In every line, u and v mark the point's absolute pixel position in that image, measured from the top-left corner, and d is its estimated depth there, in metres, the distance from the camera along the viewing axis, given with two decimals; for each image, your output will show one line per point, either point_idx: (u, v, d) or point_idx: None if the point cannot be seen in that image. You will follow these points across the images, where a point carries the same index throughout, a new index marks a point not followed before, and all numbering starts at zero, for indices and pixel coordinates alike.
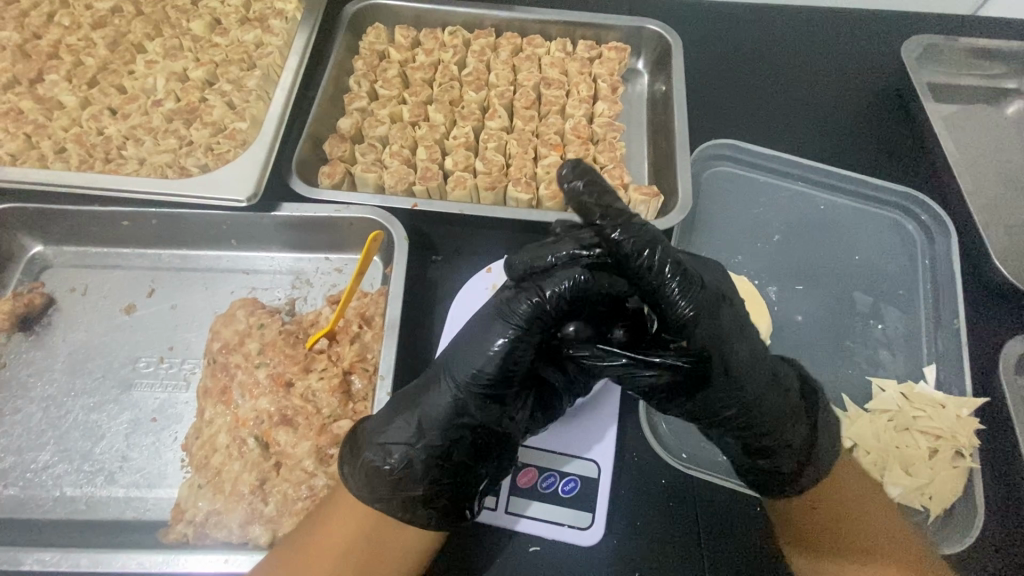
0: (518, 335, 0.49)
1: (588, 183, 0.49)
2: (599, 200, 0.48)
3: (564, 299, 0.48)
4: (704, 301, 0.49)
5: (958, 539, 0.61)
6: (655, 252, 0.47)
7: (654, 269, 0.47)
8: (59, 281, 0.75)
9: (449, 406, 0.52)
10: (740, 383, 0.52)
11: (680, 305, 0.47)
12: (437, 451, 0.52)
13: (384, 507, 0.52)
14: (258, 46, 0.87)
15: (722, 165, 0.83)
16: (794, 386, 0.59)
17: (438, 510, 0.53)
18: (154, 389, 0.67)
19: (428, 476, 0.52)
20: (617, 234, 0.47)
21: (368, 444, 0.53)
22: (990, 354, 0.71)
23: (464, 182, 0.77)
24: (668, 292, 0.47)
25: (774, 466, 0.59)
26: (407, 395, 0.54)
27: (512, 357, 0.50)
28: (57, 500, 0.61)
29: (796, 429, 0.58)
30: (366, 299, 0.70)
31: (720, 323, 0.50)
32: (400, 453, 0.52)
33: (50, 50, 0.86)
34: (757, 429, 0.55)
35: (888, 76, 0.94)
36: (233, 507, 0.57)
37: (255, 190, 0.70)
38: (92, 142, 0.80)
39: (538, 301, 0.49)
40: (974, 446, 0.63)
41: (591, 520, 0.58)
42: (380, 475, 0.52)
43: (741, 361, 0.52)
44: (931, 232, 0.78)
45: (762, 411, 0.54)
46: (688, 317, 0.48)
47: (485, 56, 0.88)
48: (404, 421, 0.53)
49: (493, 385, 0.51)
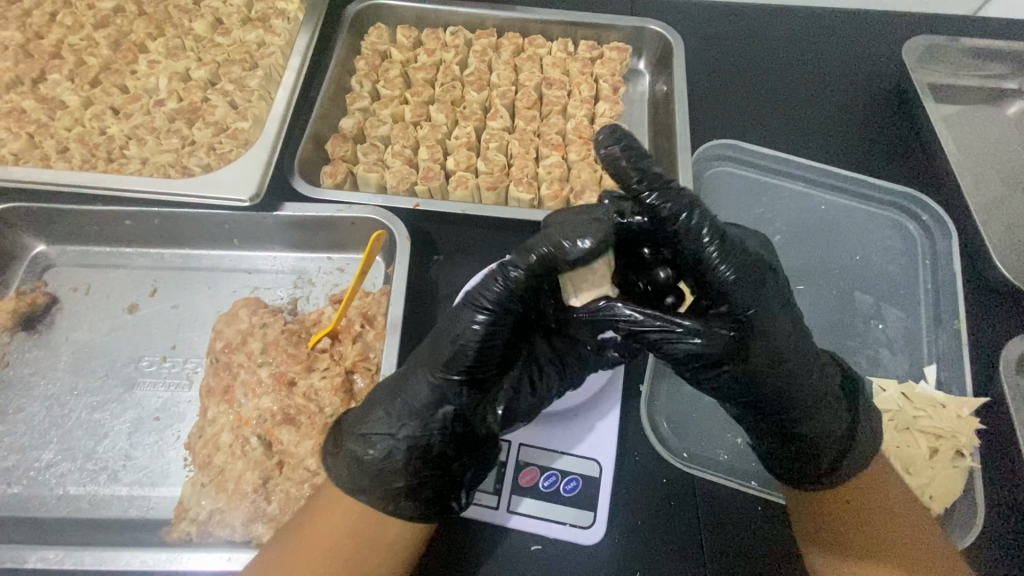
0: (490, 318, 0.49)
1: (625, 148, 0.50)
2: (636, 164, 0.49)
3: (531, 278, 0.48)
4: (742, 264, 0.48)
5: (959, 538, 0.61)
6: (694, 217, 0.48)
7: (694, 232, 0.47)
8: (62, 280, 0.75)
9: (426, 394, 0.52)
10: (777, 354, 0.51)
11: (722, 270, 0.48)
12: (416, 442, 0.52)
13: (367, 499, 0.52)
14: (261, 46, 0.87)
15: (724, 164, 0.83)
16: (830, 369, 0.57)
17: (421, 502, 0.52)
18: (157, 388, 0.67)
19: (409, 465, 0.52)
20: (653, 197, 0.48)
21: (351, 436, 0.54)
22: (990, 354, 0.72)
23: (466, 182, 0.78)
24: (709, 257, 0.47)
25: (815, 448, 0.55)
26: (388, 386, 0.55)
27: (485, 342, 0.50)
28: (60, 498, 0.61)
29: (829, 412, 0.55)
30: (369, 298, 0.70)
31: (761, 291, 0.49)
32: (382, 443, 0.52)
33: (53, 50, 0.87)
34: (791, 408, 0.54)
35: (890, 76, 0.94)
36: (236, 506, 0.57)
37: (258, 189, 0.71)
38: (95, 141, 0.80)
39: (506, 283, 0.49)
40: (974, 445, 0.64)
41: (592, 519, 0.59)
42: (362, 465, 0.52)
43: (778, 333, 0.51)
44: (931, 232, 0.78)
45: (801, 384, 0.53)
46: (729, 281, 0.48)
47: (487, 56, 0.88)
48: (385, 412, 0.53)
49: (469, 370, 0.51)
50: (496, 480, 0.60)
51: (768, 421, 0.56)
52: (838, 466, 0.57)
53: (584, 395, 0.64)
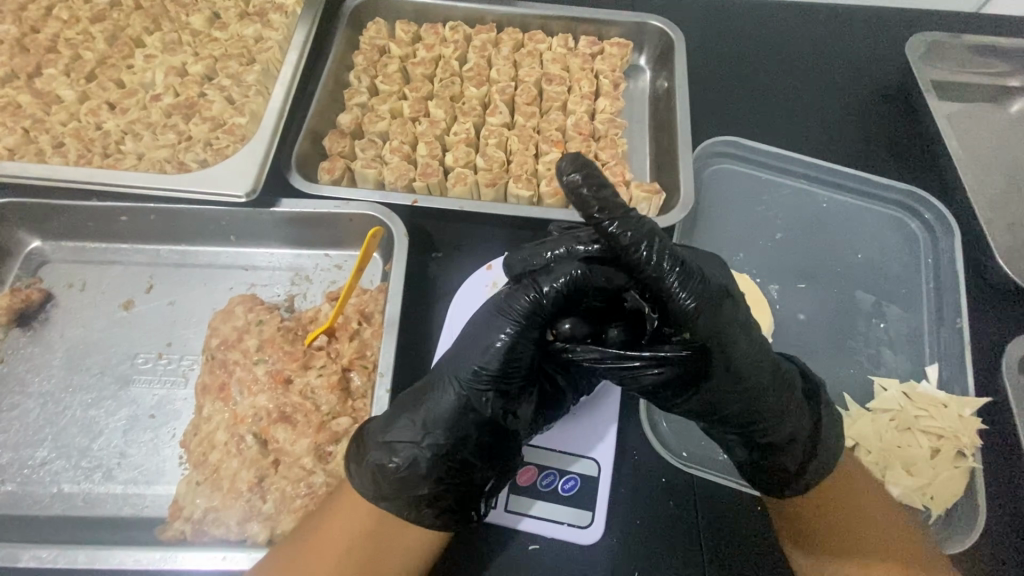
0: (519, 330, 0.49)
1: (588, 178, 0.46)
2: (598, 194, 0.46)
3: (561, 294, 0.49)
4: (703, 292, 0.46)
5: (961, 539, 0.60)
6: (653, 246, 0.45)
7: (651, 261, 0.45)
8: (57, 277, 0.74)
9: (453, 404, 0.51)
10: (739, 376, 0.50)
11: (683, 299, 0.45)
12: (443, 451, 0.51)
13: (389, 506, 0.52)
14: (258, 40, 0.86)
15: (725, 161, 0.83)
16: (796, 381, 0.55)
17: (443, 510, 0.52)
18: (152, 385, 0.66)
19: (432, 474, 0.51)
20: (613, 226, 0.46)
21: (373, 444, 0.52)
22: (993, 353, 0.71)
23: (465, 178, 0.77)
24: (670, 286, 0.45)
25: (779, 462, 0.55)
26: (410, 396, 0.53)
27: (513, 352, 0.50)
28: (54, 496, 0.60)
29: (798, 424, 0.54)
30: (366, 295, 0.70)
31: (723, 317, 0.47)
32: (406, 452, 0.51)
33: (48, 44, 0.86)
34: (757, 424, 0.53)
35: (893, 74, 0.93)
36: (231, 505, 0.57)
37: (254, 186, 0.70)
38: (90, 137, 0.79)
39: (536, 297, 0.49)
40: (977, 445, 0.63)
41: (591, 519, 0.58)
42: (385, 473, 0.51)
43: (743, 353, 0.49)
44: (934, 230, 0.78)
45: (766, 406, 0.52)
46: (690, 310, 0.45)
47: (486, 51, 0.88)
48: (409, 419, 0.52)
49: (496, 381, 0.51)
50: None
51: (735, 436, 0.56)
52: (803, 471, 0.55)
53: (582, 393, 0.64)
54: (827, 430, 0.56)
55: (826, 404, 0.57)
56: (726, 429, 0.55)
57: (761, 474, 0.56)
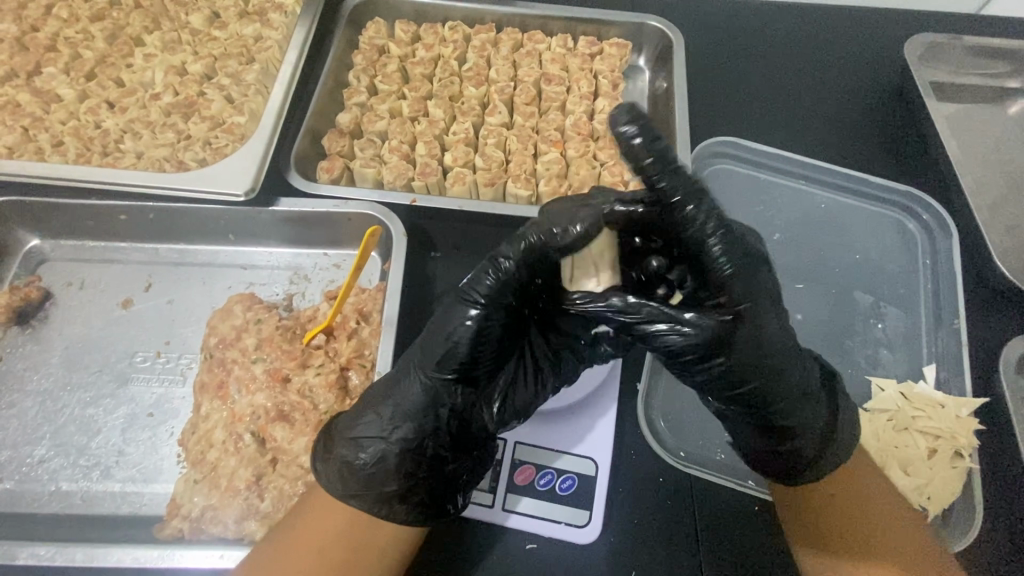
0: (483, 312, 0.50)
1: (643, 129, 0.44)
2: (656, 148, 0.45)
3: (529, 259, 0.50)
4: (741, 256, 0.48)
5: (957, 540, 0.61)
6: (701, 206, 0.46)
7: (698, 220, 0.47)
8: (56, 275, 0.74)
9: (419, 395, 0.52)
10: (771, 351, 0.49)
11: (723, 263, 0.47)
12: (410, 445, 0.52)
13: (360, 504, 0.51)
14: (257, 40, 0.87)
15: (724, 162, 0.83)
16: (814, 370, 0.56)
17: (415, 506, 0.52)
18: (150, 383, 0.66)
19: (403, 469, 0.52)
20: (664, 180, 0.46)
21: (342, 441, 0.53)
22: (991, 354, 0.71)
23: (464, 177, 0.77)
24: (711, 249, 0.47)
25: (793, 448, 0.55)
26: (377, 391, 0.54)
27: (479, 335, 0.51)
28: (52, 494, 0.61)
29: (816, 411, 0.54)
30: (364, 294, 0.69)
31: (758, 282, 0.49)
32: (372, 448, 0.51)
33: (48, 43, 0.86)
34: (780, 409, 0.52)
35: (891, 75, 0.93)
36: (229, 503, 0.57)
37: (253, 184, 0.70)
38: (90, 135, 0.79)
39: (496, 275, 0.50)
40: (973, 446, 0.63)
41: (588, 518, 0.58)
42: (352, 469, 0.51)
43: (774, 329, 0.49)
44: (932, 231, 0.78)
45: (788, 388, 0.51)
46: (727, 273, 0.47)
47: (486, 51, 0.88)
48: (374, 415, 0.53)
49: (463, 367, 0.52)
50: (492, 479, 0.60)
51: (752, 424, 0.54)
52: (819, 461, 0.56)
53: (581, 390, 0.64)
54: (841, 420, 0.57)
55: (841, 388, 0.59)
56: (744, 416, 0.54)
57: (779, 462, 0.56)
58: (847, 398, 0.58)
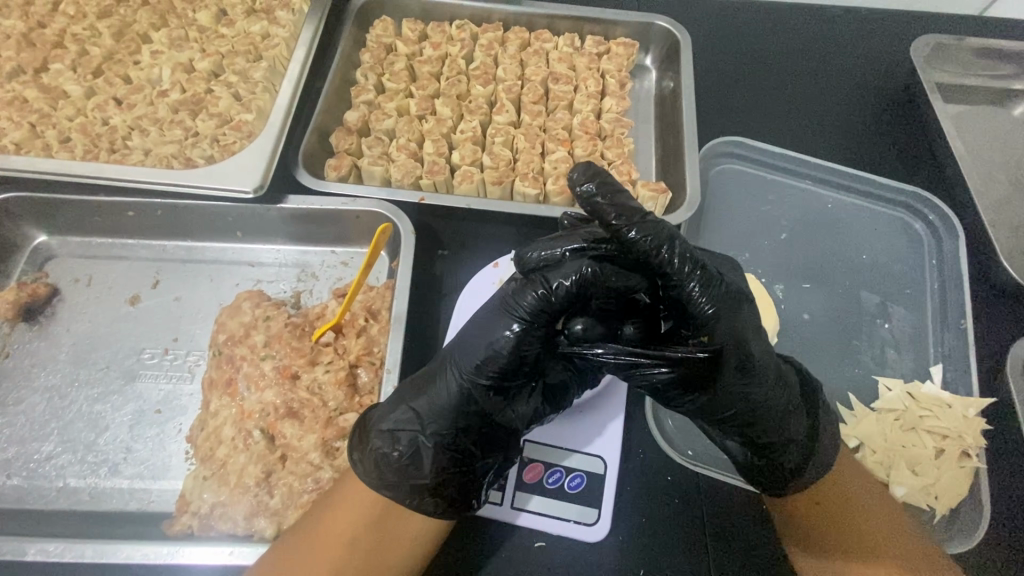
0: (524, 328, 0.49)
1: (600, 184, 0.46)
2: (614, 201, 0.46)
3: (571, 295, 0.47)
4: (721, 296, 0.47)
5: (965, 539, 0.61)
6: (672, 248, 0.46)
7: (672, 263, 0.46)
8: (63, 272, 0.74)
9: (455, 395, 0.51)
10: (751, 382, 0.50)
11: (700, 302, 0.46)
12: (443, 440, 0.52)
13: (391, 494, 0.52)
14: (265, 37, 0.87)
15: (734, 161, 0.83)
16: (795, 382, 0.55)
17: (444, 500, 0.52)
18: (158, 380, 0.66)
19: (437, 463, 0.52)
20: (633, 232, 0.45)
21: (375, 431, 0.53)
22: (998, 354, 0.71)
23: (472, 176, 0.77)
24: (690, 290, 0.46)
25: (779, 462, 0.55)
26: (413, 382, 0.54)
27: (516, 349, 0.49)
28: (60, 490, 0.60)
29: (800, 424, 0.54)
30: (372, 292, 0.70)
31: (741, 320, 0.48)
32: (407, 438, 0.51)
33: (55, 39, 0.86)
34: (771, 428, 0.53)
35: (896, 75, 0.93)
36: (238, 499, 0.57)
37: (261, 182, 0.70)
38: (97, 131, 0.79)
39: (544, 294, 0.48)
40: (981, 445, 0.63)
41: (597, 516, 0.58)
42: (389, 461, 0.51)
43: (756, 357, 0.49)
44: (938, 232, 0.78)
45: (771, 412, 0.52)
46: (707, 314, 0.46)
47: (493, 49, 0.87)
48: (408, 407, 0.53)
49: (499, 376, 0.50)
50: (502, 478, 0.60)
51: (743, 441, 0.55)
52: (800, 473, 0.56)
53: (592, 390, 0.64)
54: (824, 429, 0.57)
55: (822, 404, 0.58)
56: (736, 433, 0.54)
57: (766, 475, 0.56)
58: (827, 412, 0.58)
